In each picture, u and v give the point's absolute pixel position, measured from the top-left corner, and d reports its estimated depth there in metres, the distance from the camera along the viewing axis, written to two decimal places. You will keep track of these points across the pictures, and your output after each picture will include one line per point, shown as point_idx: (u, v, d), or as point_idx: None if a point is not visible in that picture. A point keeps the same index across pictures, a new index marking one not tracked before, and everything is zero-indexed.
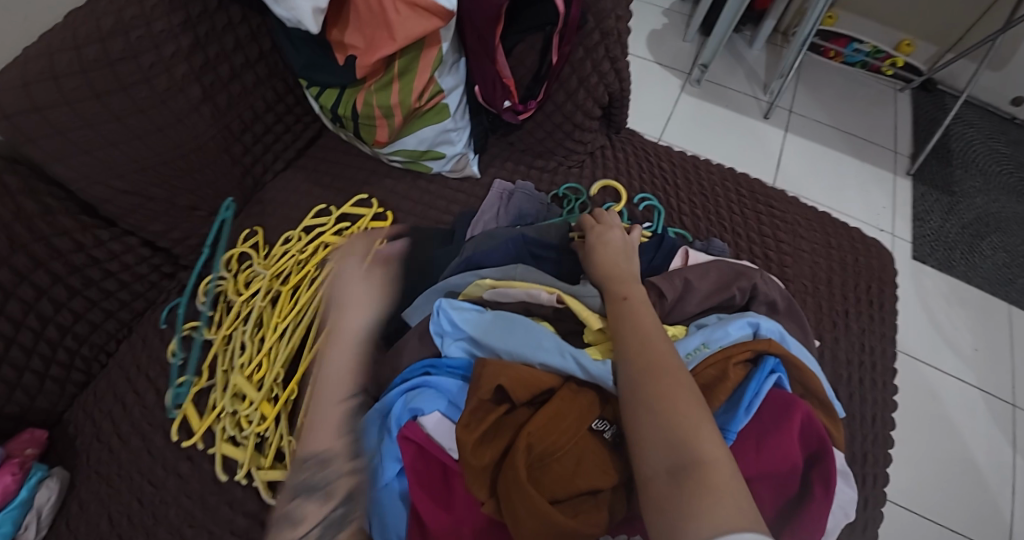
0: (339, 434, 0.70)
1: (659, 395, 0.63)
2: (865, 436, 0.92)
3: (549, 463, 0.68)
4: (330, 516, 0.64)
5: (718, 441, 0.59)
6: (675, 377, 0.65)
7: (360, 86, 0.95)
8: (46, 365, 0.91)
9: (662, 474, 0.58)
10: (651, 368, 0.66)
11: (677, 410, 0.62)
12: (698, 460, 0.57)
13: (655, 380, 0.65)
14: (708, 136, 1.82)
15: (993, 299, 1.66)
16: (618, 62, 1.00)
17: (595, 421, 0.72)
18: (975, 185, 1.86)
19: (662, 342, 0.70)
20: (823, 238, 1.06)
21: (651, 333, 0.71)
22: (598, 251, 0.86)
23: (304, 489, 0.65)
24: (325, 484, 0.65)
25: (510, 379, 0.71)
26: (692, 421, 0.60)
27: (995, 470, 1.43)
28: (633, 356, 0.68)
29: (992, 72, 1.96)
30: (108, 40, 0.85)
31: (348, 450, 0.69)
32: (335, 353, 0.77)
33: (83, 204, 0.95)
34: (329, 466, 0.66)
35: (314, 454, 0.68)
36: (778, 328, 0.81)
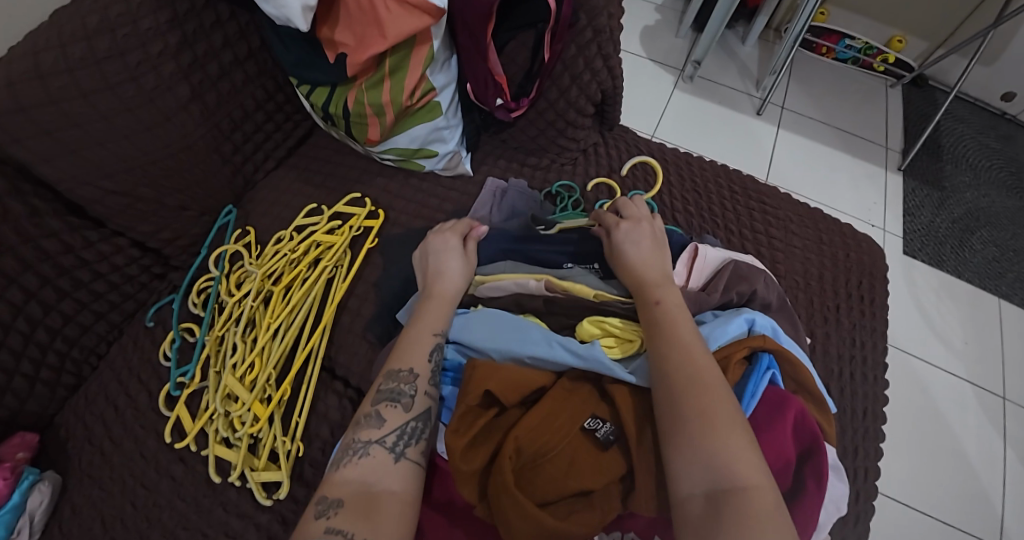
0: (428, 359, 0.75)
1: (699, 413, 0.62)
2: (856, 430, 0.92)
3: (541, 464, 0.68)
4: (404, 429, 0.69)
5: (759, 467, 0.59)
6: (716, 395, 0.63)
7: (351, 84, 0.95)
8: (36, 368, 0.90)
9: (702, 499, 0.58)
10: (692, 383, 0.65)
11: (720, 434, 0.60)
12: (740, 488, 0.57)
13: (694, 396, 0.63)
14: (700, 133, 1.82)
15: (983, 293, 1.67)
16: (611, 60, 0.99)
17: (588, 420, 0.71)
18: (965, 180, 1.87)
19: (699, 351, 0.68)
20: (815, 234, 1.06)
21: (687, 341, 0.69)
22: (624, 255, 0.82)
23: (356, 442, 0.68)
24: (368, 445, 0.68)
25: (497, 382, 0.71)
26: (733, 446, 0.59)
27: (985, 462, 1.44)
28: (671, 368, 0.67)
29: (982, 68, 1.97)
30: (94, 39, 0.84)
31: (392, 389, 0.72)
32: (433, 306, 0.80)
33: (70, 205, 0.92)
34: (382, 410, 0.71)
35: (369, 410, 0.72)
36: (772, 324, 0.81)
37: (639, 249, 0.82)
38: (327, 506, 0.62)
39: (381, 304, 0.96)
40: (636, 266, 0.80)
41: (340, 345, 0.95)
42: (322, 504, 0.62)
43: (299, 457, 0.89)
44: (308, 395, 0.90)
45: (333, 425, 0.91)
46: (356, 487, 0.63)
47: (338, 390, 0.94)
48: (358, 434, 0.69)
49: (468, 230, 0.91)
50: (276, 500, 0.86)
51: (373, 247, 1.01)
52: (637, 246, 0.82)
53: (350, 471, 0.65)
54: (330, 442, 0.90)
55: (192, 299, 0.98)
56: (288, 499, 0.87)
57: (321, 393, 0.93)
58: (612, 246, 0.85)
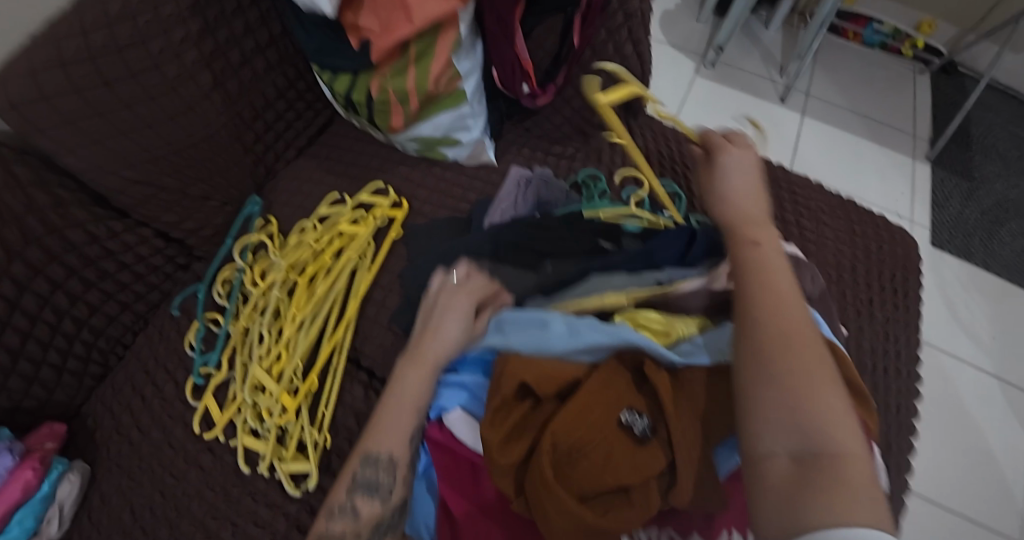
0: (407, 440, 0.72)
1: (795, 367, 0.53)
2: (889, 426, 0.90)
3: (578, 459, 0.66)
4: (377, 525, 0.70)
5: (854, 435, 0.50)
6: (812, 351, 0.55)
7: (374, 71, 0.93)
8: (63, 359, 0.90)
9: (784, 459, 0.50)
10: (786, 333, 0.56)
11: (815, 392, 0.52)
12: (834, 452, 0.49)
13: (788, 345, 0.55)
14: (723, 121, 1.79)
15: (1012, 287, 1.64)
16: (641, 45, 0.98)
17: (625, 414, 0.68)
18: (995, 171, 1.82)
19: (796, 299, 0.59)
20: (847, 225, 1.03)
21: (784, 288, 0.60)
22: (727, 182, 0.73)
23: (329, 534, 0.68)
24: (341, 537, 0.67)
25: (532, 376, 0.70)
26: (827, 407, 0.51)
27: (1013, 458, 1.41)
28: (761, 314, 0.58)
29: (1014, 55, 1.92)
30: (116, 26, 0.82)
31: (370, 478, 0.70)
32: (414, 379, 0.75)
33: (94, 196, 0.93)
34: (357, 504, 0.69)
35: (343, 500, 0.70)
36: (815, 315, 0.79)
37: (742, 180, 0.73)
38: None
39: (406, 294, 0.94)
40: (739, 200, 0.71)
41: (365, 336, 0.94)
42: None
43: (327, 448, 0.88)
44: (334, 386, 0.89)
45: (360, 416, 0.90)
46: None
47: (364, 381, 0.93)
48: (330, 525, 0.68)
49: (484, 298, 0.84)
50: (305, 491, 0.86)
51: (397, 237, 1.00)
52: (740, 175, 0.73)
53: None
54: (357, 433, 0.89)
55: (218, 289, 0.96)
56: (316, 490, 0.87)
57: (347, 384, 0.92)
58: (705, 180, 0.76)
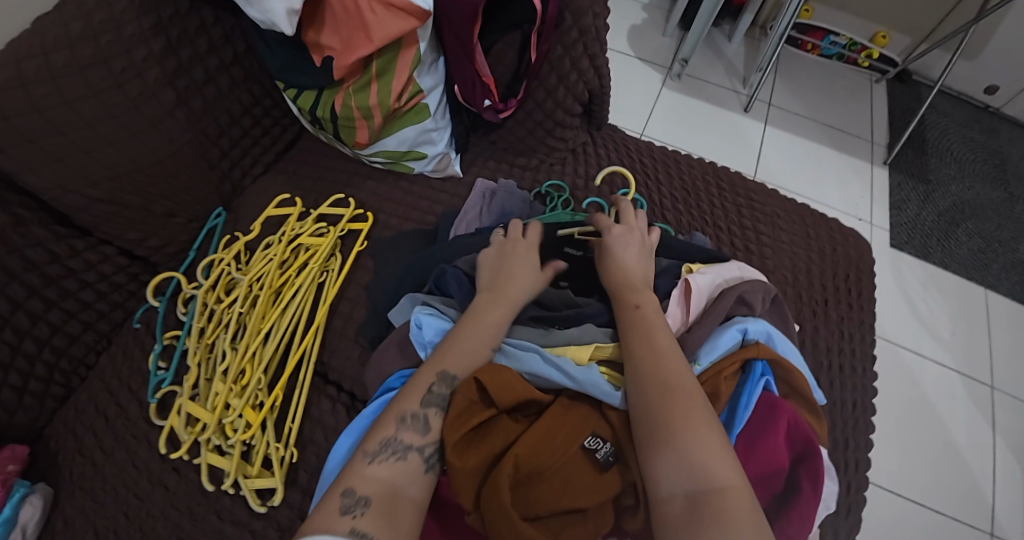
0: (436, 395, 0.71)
1: (692, 444, 0.61)
2: (845, 422, 0.93)
3: (535, 480, 0.68)
4: (442, 443, 0.69)
5: (733, 468, 0.60)
6: (694, 399, 0.65)
7: (338, 87, 0.94)
8: (23, 380, 0.90)
9: (679, 499, 0.58)
10: (672, 394, 0.65)
11: (700, 443, 0.61)
12: (716, 487, 0.57)
13: (687, 407, 0.64)
14: (687, 130, 1.83)
15: (970, 284, 1.69)
16: (598, 59, 1.00)
17: (588, 439, 0.72)
18: (949, 173, 1.89)
19: (672, 355, 0.70)
20: (802, 229, 1.07)
21: (659, 345, 0.71)
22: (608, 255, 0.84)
23: (395, 440, 0.67)
24: (407, 448, 0.67)
25: (489, 378, 0.71)
26: (710, 447, 0.61)
27: (973, 448, 1.46)
28: (643, 377, 0.68)
29: (965, 62, 1.99)
30: (77, 46, 0.83)
31: (442, 396, 0.71)
32: (497, 312, 0.78)
33: (55, 214, 0.92)
34: (429, 416, 0.69)
35: (416, 409, 0.69)
36: (765, 328, 0.81)
37: (627, 254, 0.83)
38: (354, 502, 0.61)
39: (372, 307, 0.95)
40: (615, 270, 0.82)
41: (332, 349, 0.94)
42: (350, 497, 0.61)
43: (293, 462, 0.88)
44: (300, 400, 0.89)
45: (327, 430, 0.91)
46: (385, 489, 0.63)
47: (331, 395, 0.93)
48: (399, 432, 0.67)
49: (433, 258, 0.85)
50: (271, 507, 0.86)
51: (362, 249, 1.01)
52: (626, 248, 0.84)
53: (382, 471, 0.64)
54: (325, 447, 0.90)
55: (150, 297, 0.98)
56: (283, 505, 0.87)
57: (314, 398, 0.93)
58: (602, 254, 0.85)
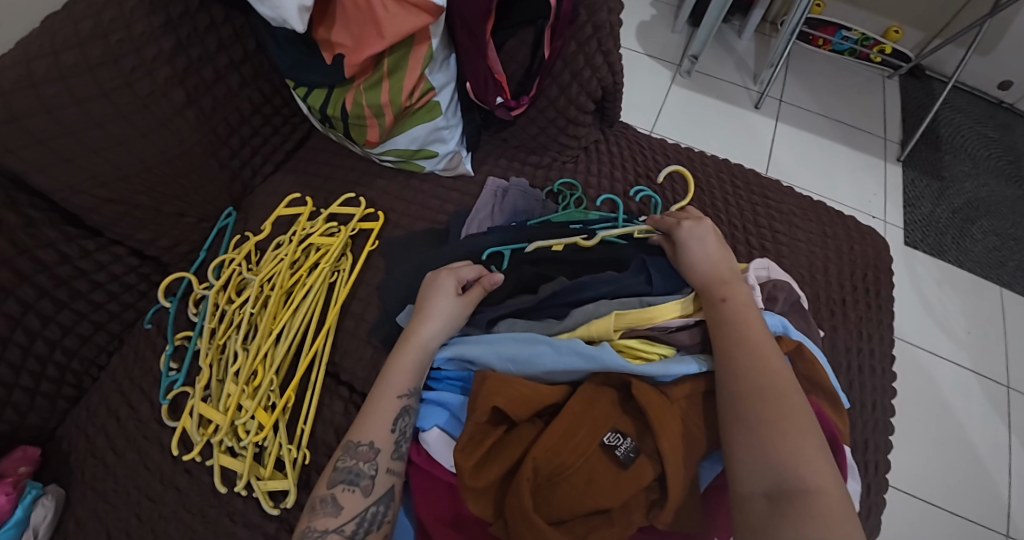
0: (342, 465, 0.73)
1: (777, 444, 0.60)
2: (865, 424, 0.91)
3: (558, 483, 0.67)
4: (363, 515, 0.71)
5: (823, 471, 0.58)
6: (787, 395, 0.64)
7: (349, 85, 0.93)
8: (36, 381, 0.89)
9: (761, 499, 0.58)
10: (760, 389, 0.65)
11: (784, 437, 0.60)
12: (803, 489, 0.57)
13: (779, 405, 0.63)
14: (699, 127, 1.82)
15: (985, 282, 1.67)
16: (612, 56, 0.98)
17: (607, 435, 0.69)
18: (964, 170, 1.86)
19: (765, 348, 0.69)
20: (819, 227, 1.05)
21: (748, 337, 0.70)
22: (685, 247, 0.83)
23: (312, 530, 0.69)
24: (323, 534, 0.69)
25: (504, 399, 0.69)
26: (800, 448, 0.60)
27: (989, 448, 1.43)
28: (732, 371, 0.67)
29: (979, 58, 1.96)
30: (87, 45, 0.83)
31: (349, 469, 0.72)
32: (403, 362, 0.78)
33: (66, 214, 0.92)
34: (338, 495, 0.71)
35: (325, 492, 0.72)
36: (782, 321, 0.81)
37: (704, 245, 0.82)
38: None
39: (384, 307, 0.94)
40: (701, 263, 0.80)
41: (344, 350, 0.93)
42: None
43: (306, 464, 0.87)
44: (313, 401, 0.88)
45: (339, 431, 0.90)
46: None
47: (343, 396, 0.93)
48: (312, 520, 0.70)
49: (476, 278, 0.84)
50: (284, 509, 0.85)
51: (373, 249, 1.00)
52: (704, 242, 0.82)
53: None
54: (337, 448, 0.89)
55: (161, 298, 0.97)
56: (295, 508, 0.86)
57: (326, 399, 0.92)
58: (677, 248, 0.85)
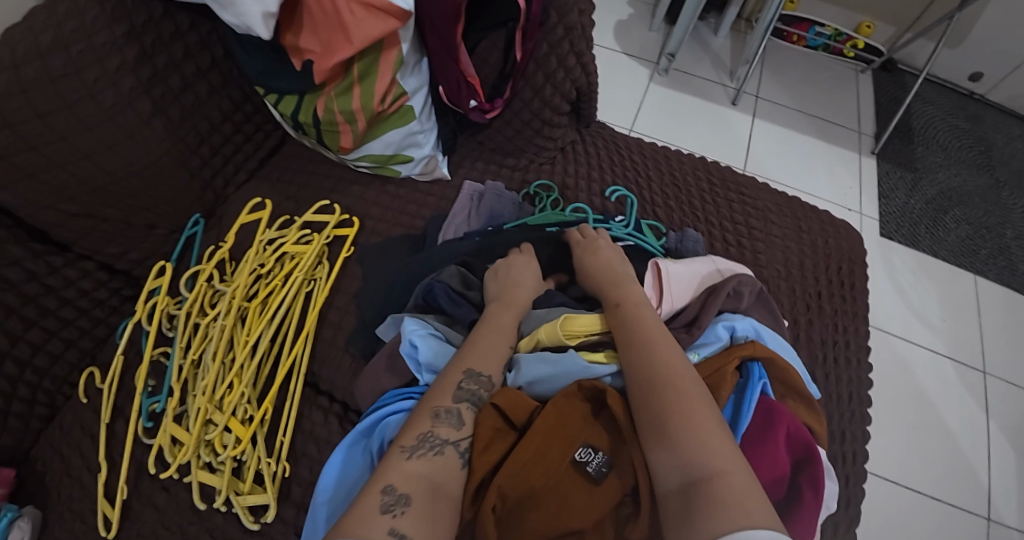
0: (460, 387, 0.71)
1: (678, 425, 0.63)
2: (842, 415, 0.91)
3: (526, 508, 0.67)
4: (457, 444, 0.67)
5: (730, 451, 0.61)
6: (682, 383, 0.67)
7: (319, 91, 0.92)
8: (6, 401, 0.87)
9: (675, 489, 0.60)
10: (659, 385, 0.67)
11: (687, 417, 0.64)
12: (708, 475, 0.59)
13: (678, 399, 0.65)
14: (677, 124, 1.82)
15: (959, 271, 1.69)
16: (584, 57, 0.99)
17: (578, 451, 0.69)
18: (937, 161, 1.89)
19: (664, 343, 0.72)
20: (794, 223, 1.06)
21: (649, 332, 0.73)
22: (586, 259, 0.87)
23: (433, 435, 0.66)
24: (444, 444, 0.66)
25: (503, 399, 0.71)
26: (706, 433, 0.62)
27: (967, 433, 1.46)
28: (637, 367, 0.70)
29: (949, 50, 1.98)
30: (48, 57, 0.81)
31: (472, 392, 0.71)
32: (506, 313, 0.80)
33: (32, 230, 0.90)
34: (462, 411, 0.69)
35: (445, 406, 0.69)
36: (754, 325, 0.82)
37: (598, 253, 0.87)
38: (394, 500, 0.59)
39: (362, 316, 0.93)
40: (600, 270, 0.85)
41: (322, 359, 0.93)
42: (390, 494, 0.60)
43: (286, 476, 0.86)
44: (291, 411, 0.87)
45: (320, 442, 0.89)
46: (425, 486, 0.62)
47: (323, 405, 0.92)
48: (435, 427, 0.67)
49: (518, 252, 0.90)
50: (265, 523, 0.84)
51: (348, 255, 0.99)
52: (600, 250, 0.87)
53: (421, 465, 0.64)
54: (318, 460, 0.88)
55: (81, 395, 0.92)
56: (276, 521, 0.84)
57: (305, 410, 0.91)
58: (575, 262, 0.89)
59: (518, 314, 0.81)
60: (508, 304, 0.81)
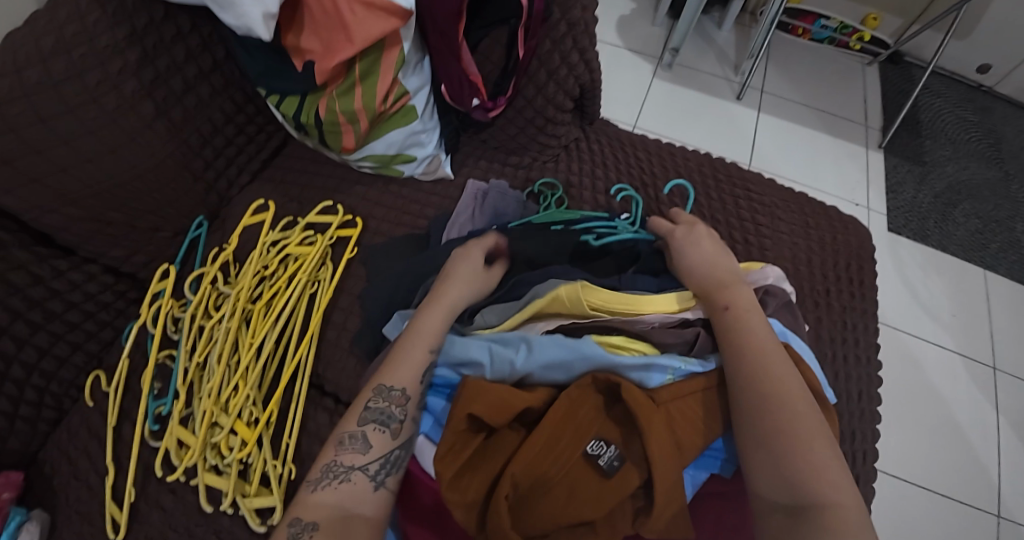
0: (369, 405, 0.72)
1: (788, 445, 0.63)
2: (852, 414, 0.90)
3: (537, 498, 0.67)
4: (387, 457, 0.70)
5: (846, 485, 0.61)
6: (795, 405, 0.65)
7: (321, 92, 0.92)
8: (14, 405, 0.87)
9: (780, 514, 0.60)
10: (769, 397, 0.66)
11: (803, 442, 0.63)
12: (816, 502, 0.59)
13: (788, 417, 0.64)
14: (681, 120, 1.81)
15: (968, 265, 1.68)
16: (587, 54, 0.97)
17: (591, 444, 0.68)
18: (945, 154, 1.87)
19: (774, 352, 0.70)
20: (801, 219, 1.05)
21: (760, 337, 0.72)
22: (685, 256, 0.85)
23: (338, 464, 0.69)
24: (349, 470, 0.68)
25: (480, 406, 0.68)
26: (821, 462, 0.61)
27: (976, 430, 1.44)
28: (748, 374, 0.69)
29: (957, 42, 1.96)
30: (49, 61, 0.80)
31: (381, 410, 0.72)
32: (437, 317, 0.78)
33: (37, 235, 0.89)
34: (366, 433, 0.71)
35: (354, 429, 0.71)
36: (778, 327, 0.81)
37: (699, 249, 0.85)
38: (300, 530, 0.64)
39: (366, 317, 0.93)
40: (699, 270, 0.82)
41: (327, 361, 0.92)
42: (297, 524, 0.65)
43: (292, 478, 0.86)
44: (297, 412, 0.87)
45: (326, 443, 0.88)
46: (334, 513, 0.65)
47: (328, 406, 0.91)
48: (338, 455, 0.69)
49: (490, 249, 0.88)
50: (271, 525, 0.84)
51: (352, 256, 0.99)
52: (699, 250, 0.84)
53: (327, 497, 0.66)
54: None
55: (87, 399, 0.92)
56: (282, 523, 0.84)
57: (311, 411, 0.91)
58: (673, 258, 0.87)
59: (443, 310, 0.79)
60: (433, 301, 0.79)
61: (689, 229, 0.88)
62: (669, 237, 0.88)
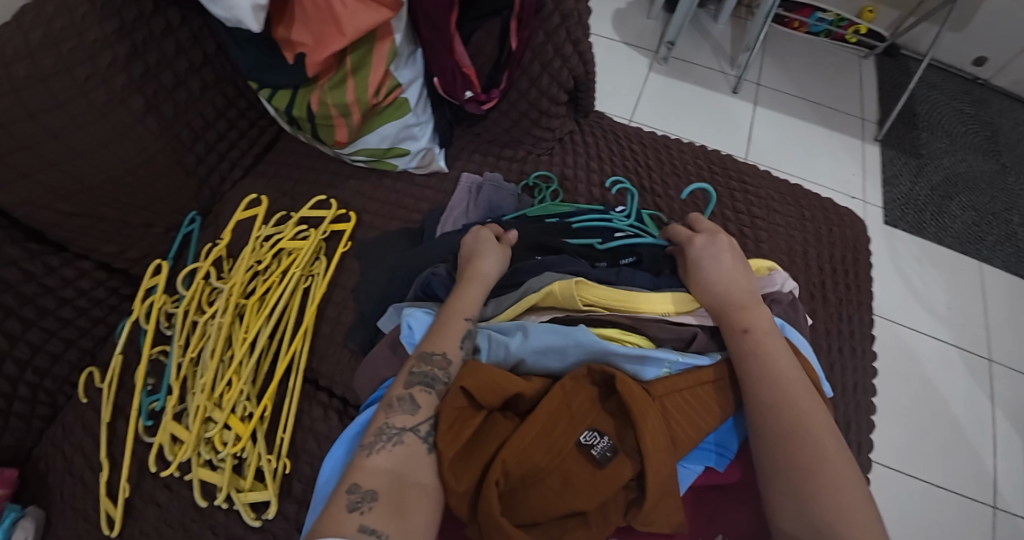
0: (412, 371, 0.72)
1: (807, 473, 0.63)
2: (848, 406, 0.90)
3: (531, 487, 0.66)
4: (436, 419, 0.69)
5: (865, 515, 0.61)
6: (815, 433, 0.66)
7: (313, 85, 0.91)
8: (8, 401, 0.87)
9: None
10: (791, 424, 0.67)
11: (821, 470, 0.63)
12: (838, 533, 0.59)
13: (808, 446, 0.65)
14: (678, 113, 1.81)
15: (964, 258, 1.67)
16: (581, 44, 0.98)
17: (585, 434, 0.68)
18: (941, 147, 1.87)
19: (795, 380, 0.70)
20: (797, 211, 1.05)
21: (782, 364, 0.71)
22: (702, 267, 0.83)
23: (389, 427, 0.68)
24: (402, 431, 0.67)
25: (472, 381, 0.69)
26: (841, 492, 0.62)
27: (972, 422, 1.44)
28: (767, 401, 0.69)
29: (953, 34, 1.96)
30: (38, 55, 0.80)
31: (425, 374, 0.72)
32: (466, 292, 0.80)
33: (29, 231, 0.89)
34: (414, 395, 0.70)
35: (400, 394, 0.70)
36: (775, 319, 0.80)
37: (718, 261, 0.83)
38: (361, 498, 0.61)
39: (360, 311, 0.92)
40: (717, 283, 0.81)
41: (321, 356, 0.92)
42: (355, 492, 0.61)
43: (287, 473, 0.86)
44: (291, 407, 0.87)
45: (321, 438, 0.88)
46: (390, 479, 0.63)
47: (323, 401, 0.91)
48: (390, 419, 0.68)
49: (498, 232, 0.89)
50: (266, 520, 0.84)
51: (346, 251, 0.98)
52: (718, 262, 0.82)
53: (382, 460, 0.65)
54: (319, 456, 0.87)
55: (81, 395, 0.92)
56: (278, 518, 0.84)
57: (305, 406, 0.91)
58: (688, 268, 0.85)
59: (478, 283, 0.81)
60: (470, 277, 0.81)
61: (708, 238, 0.86)
62: (687, 245, 0.87)
